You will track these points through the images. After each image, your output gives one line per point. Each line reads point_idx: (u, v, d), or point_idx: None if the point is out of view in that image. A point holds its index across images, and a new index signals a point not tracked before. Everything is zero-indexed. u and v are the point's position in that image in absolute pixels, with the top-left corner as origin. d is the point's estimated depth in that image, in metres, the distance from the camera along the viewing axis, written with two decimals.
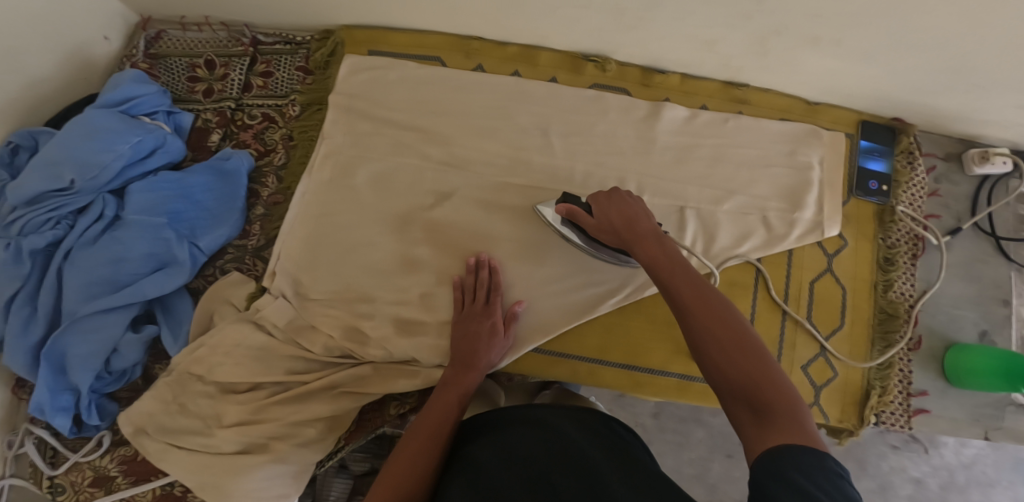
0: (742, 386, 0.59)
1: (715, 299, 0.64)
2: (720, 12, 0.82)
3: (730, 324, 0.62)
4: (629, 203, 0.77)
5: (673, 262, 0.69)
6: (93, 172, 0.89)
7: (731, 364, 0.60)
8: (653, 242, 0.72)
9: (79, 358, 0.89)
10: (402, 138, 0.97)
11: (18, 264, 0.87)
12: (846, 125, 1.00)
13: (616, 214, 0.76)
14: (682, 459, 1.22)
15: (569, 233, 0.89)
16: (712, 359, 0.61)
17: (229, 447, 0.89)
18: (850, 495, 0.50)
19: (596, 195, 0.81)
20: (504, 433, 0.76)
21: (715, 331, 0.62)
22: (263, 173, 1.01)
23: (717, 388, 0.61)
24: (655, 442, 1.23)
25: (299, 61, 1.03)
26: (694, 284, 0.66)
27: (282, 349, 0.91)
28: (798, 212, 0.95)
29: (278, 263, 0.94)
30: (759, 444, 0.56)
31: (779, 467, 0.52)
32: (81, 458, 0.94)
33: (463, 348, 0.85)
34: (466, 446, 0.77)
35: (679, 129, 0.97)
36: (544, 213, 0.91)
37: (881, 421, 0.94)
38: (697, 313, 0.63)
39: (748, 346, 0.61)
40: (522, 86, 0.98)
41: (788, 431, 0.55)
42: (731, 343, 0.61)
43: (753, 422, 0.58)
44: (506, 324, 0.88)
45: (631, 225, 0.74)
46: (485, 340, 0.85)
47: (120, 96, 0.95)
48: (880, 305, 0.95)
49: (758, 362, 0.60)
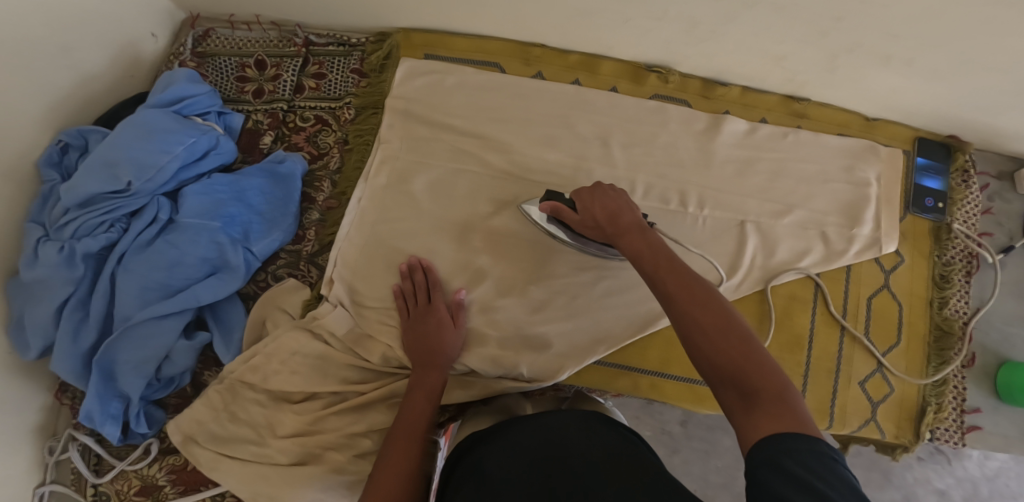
0: (729, 371, 0.58)
1: (698, 287, 0.63)
2: (797, 28, 0.82)
3: (715, 310, 0.62)
4: (613, 197, 0.76)
5: (656, 254, 0.68)
6: (150, 174, 0.86)
7: (716, 350, 0.59)
8: (637, 234, 0.71)
9: (131, 364, 0.86)
10: (461, 145, 0.95)
11: (70, 268, 0.85)
12: (903, 141, 1.00)
13: (599, 210, 0.76)
14: (709, 467, 1.22)
15: (556, 230, 0.87)
16: (698, 346, 0.60)
17: (285, 458, 0.87)
18: (848, 481, 0.48)
19: (579, 190, 0.79)
20: (508, 434, 0.75)
21: (699, 318, 0.61)
22: (316, 178, 0.99)
23: (705, 375, 0.60)
24: (682, 449, 1.22)
25: (353, 63, 1.02)
26: (677, 273, 0.65)
27: (339, 357, 0.89)
28: (856, 227, 0.96)
29: (335, 270, 0.92)
30: (750, 430, 0.54)
31: (775, 457, 0.50)
32: (128, 466, 0.91)
33: (421, 348, 0.86)
34: (473, 452, 0.76)
35: (738, 142, 0.97)
36: (530, 212, 0.90)
37: (936, 437, 0.95)
38: (681, 301, 0.63)
39: (734, 331, 0.60)
40: (583, 95, 0.97)
41: (779, 416, 0.54)
42: (716, 329, 0.60)
43: (743, 409, 0.56)
44: (455, 316, 0.88)
45: (615, 218, 0.74)
46: (437, 334, 0.86)
47: (173, 95, 0.93)
48: (935, 322, 0.96)
49: (744, 347, 0.59)
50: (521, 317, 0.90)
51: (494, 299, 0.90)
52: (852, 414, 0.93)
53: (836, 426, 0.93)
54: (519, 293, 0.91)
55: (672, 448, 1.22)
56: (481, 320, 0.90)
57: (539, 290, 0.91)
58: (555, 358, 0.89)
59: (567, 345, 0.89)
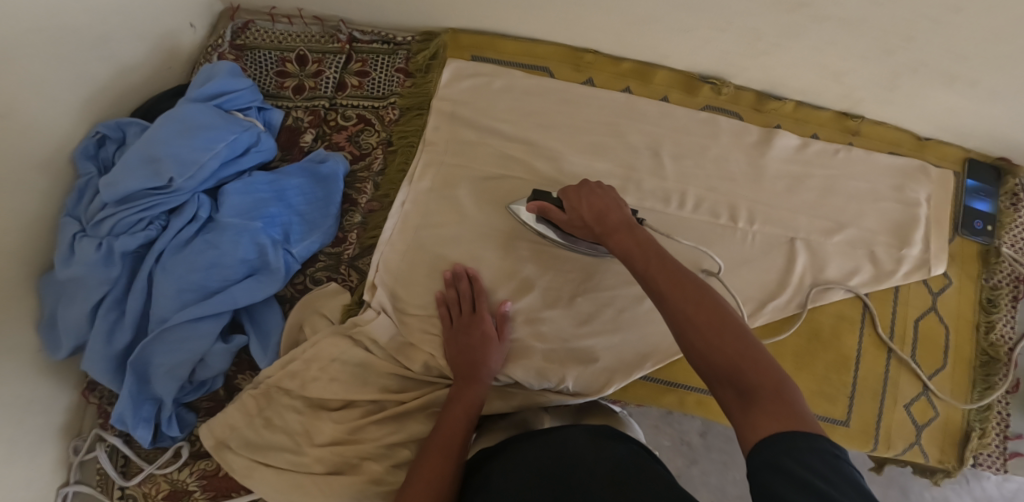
0: (724, 369, 0.57)
1: (690, 283, 0.63)
2: (865, 44, 0.81)
3: (709, 307, 0.60)
4: (600, 195, 0.75)
5: (646, 251, 0.68)
6: (192, 171, 0.83)
7: (710, 348, 0.58)
8: (625, 233, 0.71)
9: (166, 367, 0.84)
10: (508, 150, 0.93)
11: (107, 266, 0.82)
12: (953, 162, 0.99)
13: (586, 207, 0.75)
14: (728, 479, 1.20)
15: (545, 231, 0.87)
16: (692, 344, 0.59)
17: (321, 468, 0.84)
18: (851, 478, 0.47)
19: (566, 189, 0.79)
20: (516, 450, 0.75)
21: (692, 315, 0.60)
22: (358, 179, 0.96)
23: (701, 373, 0.59)
24: (701, 460, 1.21)
25: (398, 62, 0.99)
26: (669, 270, 0.65)
27: (381, 366, 0.87)
28: (906, 248, 0.94)
29: (376, 275, 0.90)
30: (750, 431, 0.53)
31: (775, 457, 0.50)
32: (157, 469, 0.89)
33: (464, 360, 0.84)
34: (486, 470, 0.75)
35: (789, 157, 0.96)
36: (519, 213, 0.88)
37: (978, 462, 0.94)
38: (673, 299, 0.62)
39: (729, 327, 0.59)
40: (634, 104, 0.95)
41: (779, 416, 0.52)
42: (709, 326, 0.59)
43: (741, 408, 0.55)
44: (500, 328, 0.86)
45: (603, 217, 0.73)
46: (481, 348, 0.84)
47: (214, 89, 0.90)
48: (981, 347, 0.94)
49: (737, 343, 0.57)
50: (567, 329, 0.88)
51: (540, 310, 0.89)
52: (897, 437, 0.92)
53: (881, 449, 0.92)
54: (566, 305, 0.89)
55: (691, 458, 1.21)
56: (526, 331, 0.88)
57: (586, 302, 0.89)
58: (602, 372, 0.87)
59: (613, 359, 0.88)
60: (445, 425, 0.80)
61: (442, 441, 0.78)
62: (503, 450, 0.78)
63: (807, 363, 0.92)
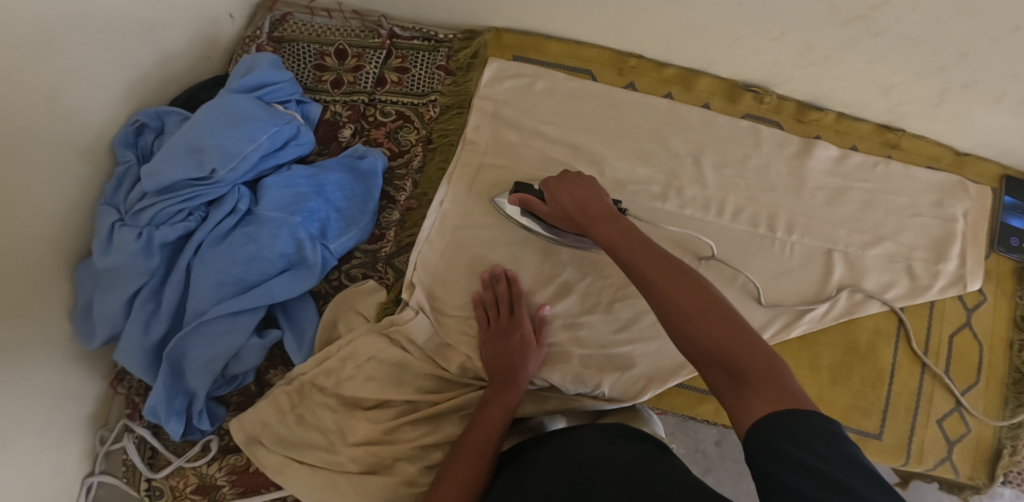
0: (714, 354, 0.57)
1: (676, 271, 0.64)
2: (916, 59, 0.82)
3: (695, 293, 0.61)
4: (581, 185, 0.78)
5: (631, 242, 0.69)
6: (234, 162, 0.82)
7: (696, 333, 0.59)
8: (608, 223, 0.73)
9: (199, 361, 0.83)
10: (551, 153, 0.93)
11: (147, 257, 0.81)
12: (990, 179, 0.99)
13: (567, 198, 0.78)
14: (740, 490, 1.19)
15: (531, 224, 0.88)
16: (681, 330, 0.60)
17: (355, 467, 0.84)
18: (852, 455, 0.47)
19: (547, 180, 0.82)
20: (531, 462, 0.75)
21: (679, 302, 0.61)
22: (398, 176, 0.95)
23: (693, 359, 0.60)
24: (715, 470, 1.21)
25: (439, 59, 0.98)
26: (654, 259, 0.66)
27: (418, 366, 0.86)
28: (942, 263, 0.95)
29: (415, 274, 0.89)
30: (744, 415, 0.53)
31: (775, 441, 0.49)
32: (185, 463, 0.88)
33: (502, 363, 0.84)
34: (505, 481, 0.75)
35: (829, 170, 0.96)
36: (504, 206, 0.89)
37: (1008, 480, 0.93)
38: (660, 286, 0.63)
39: (716, 311, 0.59)
40: (678, 110, 0.96)
41: (771, 398, 0.52)
42: (697, 312, 0.60)
43: (733, 391, 0.55)
44: (539, 332, 0.86)
45: (584, 207, 0.76)
46: (520, 353, 0.84)
47: (256, 80, 0.89)
48: (1014, 364, 0.94)
49: (725, 327, 0.58)
50: (605, 335, 0.88)
51: (579, 315, 0.89)
52: (929, 453, 0.92)
53: (912, 463, 0.92)
54: (604, 310, 0.89)
55: (706, 467, 1.21)
56: (565, 336, 0.88)
57: (626, 308, 0.89)
58: (639, 378, 0.87)
59: (650, 367, 0.88)
60: (480, 425, 0.80)
61: (476, 442, 0.78)
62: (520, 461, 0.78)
63: (843, 377, 0.92)
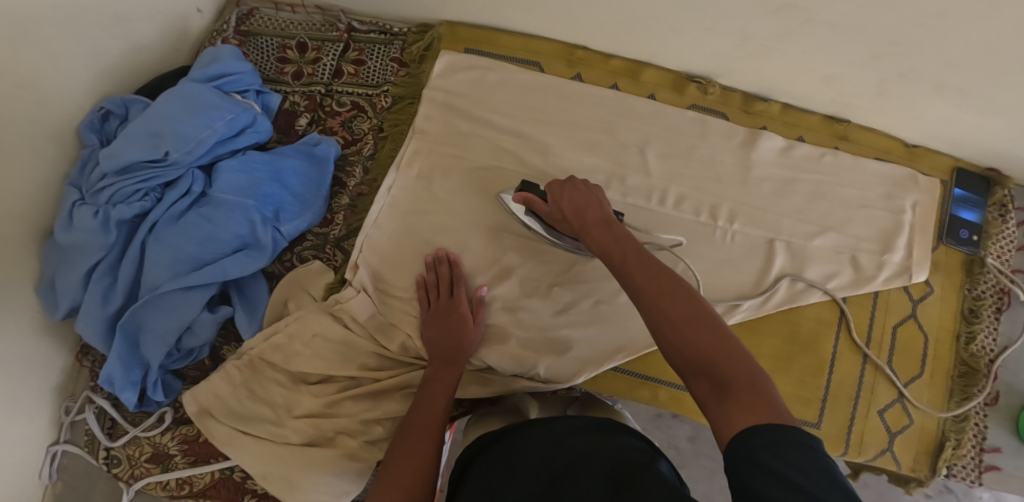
0: (699, 362, 0.58)
1: (665, 277, 0.64)
2: (851, 48, 0.81)
3: (682, 299, 0.62)
4: (583, 192, 0.77)
5: (623, 248, 0.70)
6: (189, 146, 0.87)
7: (682, 341, 0.60)
8: (602, 230, 0.73)
9: (154, 333, 0.88)
10: (499, 142, 0.95)
11: (105, 233, 0.86)
12: (942, 171, 0.98)
13: (568, 202, 0.78)
14: (713, 486, 1.24)
15: (531, 222, 0.89)
16: (666, 338, 0.61)
17: (298, 439, 0.88)
18: (832, 471, 0.48)
19: (552, 183, 0.81)
20: (513, 439, 0.76)
21: (667, 310, 0.62)
22: (349, 163, 0.99)
23: (676, 366, 0.61)
24: (689, 466, 1.24)
25: (393, 52, 1.02)
26: (645, 266, 0.67)
27: (361, 344, 0.90)
28: (888, 254, 0.94)
29: (361, 255, 0.92)
30: (726, 425, 0.54)
31: (754, 451, 0.50)
32: (141, 432, 0.93)
33: (441, 342, 0.86)
34: (481, 457, 0.76)
35: (776, 160, 0.96)
36: (508, 203, 0.90)
37: (952, 473, 0.93)
38: (649, 294, 0.63)
39: (703, 319, 0.60)
40: (624, 101, 0.97)
41: (752, 409, 0.53)
42: (684, 320, 0.60)
43: (716, 400, 0.56)
44: (476, 312, 0.88)
45: (581, 213, 0.76)
46: (458, 330, 0.86)
47: (218, 70, 0.93)
48: (961, 357, 0.94)
49: (711, 335, 0.59)
50: (545, 318, 0.90)
51: (518, 299, 0.91)
52: (869, 443, 0.92)
53: (852, 454, 0.92)
54: (544, 295, 0.91)
55: (680, 463, 1.24)
56: (505, 318, 0.90)
57: (566, 292, 0.91)
58: (575, 361, 0.89)
59: (588, 351, 0.89)
60: (426, 405, 0.82)
61: (423, 422, 0.80)
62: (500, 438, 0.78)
63: (783, 367, 0.92)
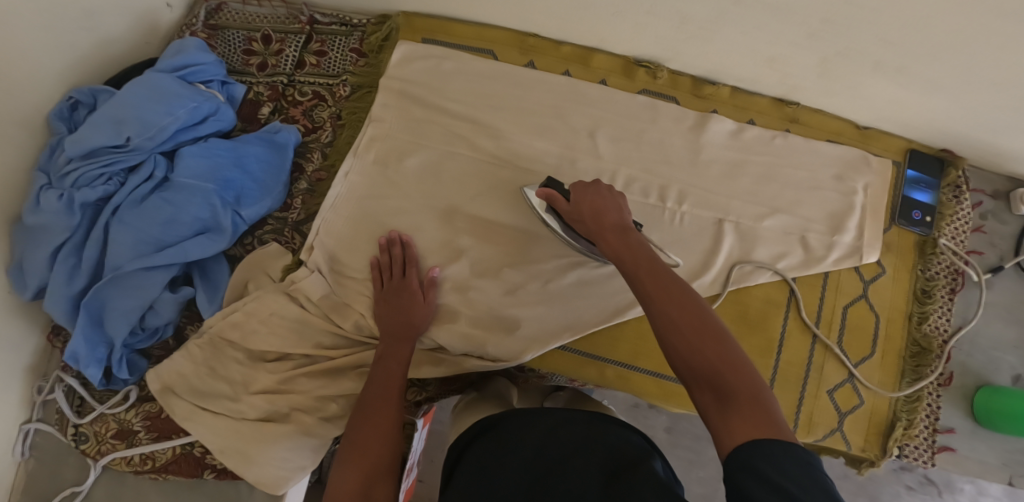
0: (705, 373, 0.58)
1: (678, 286, 0.63)
2: (788, 27, 0.81)
3: (692, 309, 0.61)
4: (603, 196, 0.76)
5: (637, 254, 0.69)
6: (151, 132, 0.91)
7: (689, 350, 0.59)
8: (617, 235, 0.72)
9: (118, 312, 0.91)
10: (453, 128, 0.98)
11: (69, 215, 0.90)
12: (895, 152, 0.99)
13: (588, 205, 0.76)
14: (692, 477, 1.22)
15: (550, 220, 0.87)
16: (673, 346, 0.60)
17: (254, 414, 0.91)
18: (825, 483, 0.48)
19: (576, 184, 0.79)
20: (500, 431, 0.74)
21: (676, 318, 0.61)
22: (308, 149, 1.03)
23: (680, 375, 0.60)
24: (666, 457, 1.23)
25: (353, 43, 1.05)
26: (658, 273, 0.66)
27: (316, 322, 0.93)
28: (839, 235, 0.94)
29: (318, 238, 0.95)
30: (726, 435, 0.54)
31: (752, 459, 0.50)
32: (107, 409, 0.96)
33: (392, 320, 0.88)
34: (469, 449, 0.75)
35: (726, 143, 0.97)
36: (529, 195, 0.90)
37: (903, 454, 0.93)
38: (660, 300, 0.62)
39: (712, 331, 0.59)
40: (576, 87, 0.99)
41: (755, 422, 0.53)
42: (693, 330, 0.60)
43: (718, 411, 0.56)
44: (426, 291, 0.90)
45: (598, 216, 0.74)
46: (408, 307, 0.88)
47: (183, 61, 0.97)
48: (914, 338, 0.94)
49: (720, 348, 0.58)
50: (494, 298, 0.92)
51: (469, 279, 0.93)
52: (819, 423, 0.92)
53: (802, 433, 0.92)
54: (494, 275, 0.93)
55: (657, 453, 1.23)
56: (455, 298, 0.92)
57: (515, 273, 0.92)
58: (522, 340, 0.90)
59: (535, 329, 0.91)
60: (382, 379, 0.83)
61: (379, 391, 0.81)
62: (488, 429, 0.77)
63: None
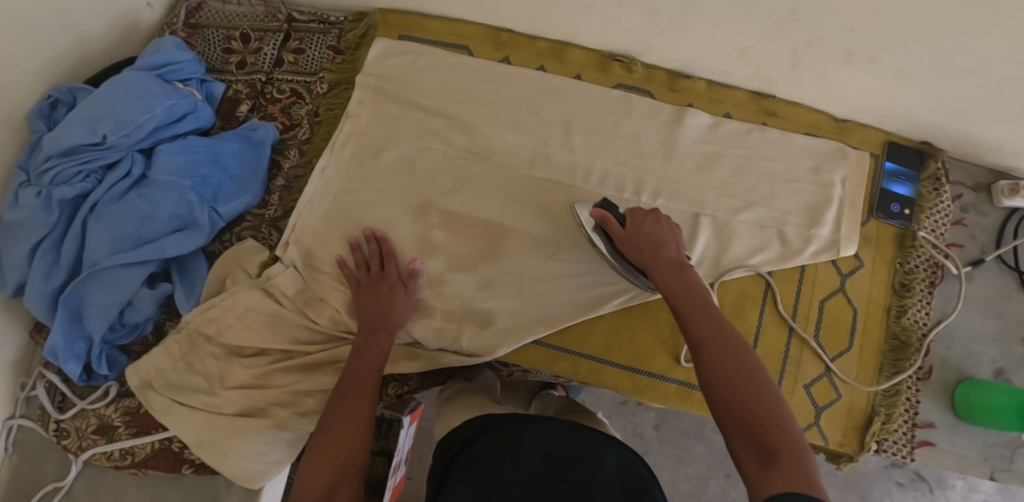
0: (748, 427, 0.59)
1: (732, 337, 0.65)
2: (755, 18, 0.81)
3: (743, 361, 0.63)
4: (662, 227, 0.76)
5: (693, 295, 0.69)
6: (127, 130, 0.92)
7: (738, 403, 0.61)
8: (674, 269, 0.72)
9: (95, 307, 0.92)
10: (426, 123, 0.98)
11: (46, 212, 0.91)
12: (874, 145, 0.98)
13: (645, 235, 0.76)
14: (680, 474, 1.21)
15: (598, 241, 0.87)
16: (720, 395, 0.62)
17: (231, 409, 0.92)
18: None
19: (635, 210, 0.79)
20: (497, 432, 0.72)
21: (727, 369, 0.62)
22: (286, 146, 1.04)
23: (722, 424, 0.62)
24: (653, 454, 1.22)
25: (331, 40, 1.06)
26: (712, 319, 0.66)
27: (291, 317, 0.93)
28: (815, 228, 0.93)
29: (294, 234, 0.96)
30: (764, 491, 0.55)
31: None
32: (87, 405, 0.97)
33: (370, 312, 0.87)
34: (466, 449, 0.73)
35: (701, 136, 0.96)
36: (581, 214, 0.90)
37: (881, 449, 0.93)
38: (713, 349, 0.64)
39: (761, 388, 0.61)
40: (549, 81, 0.99)
41: (797, 484, 0.54)
42: (743, 384, 0.61)
43: (757, 466, 0.57)
44: (405, 283, 0.90)
45: (655, 247, 0.74)
46: (387, 299, 0.88)
47: (160, 60, 0.98)
48: (892, 331, 0.94)
49: (768, 405, 0.60)
50: (467, 293, 0.92)
51: (444, 273, 0.93)
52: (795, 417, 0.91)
53: None
54: (468, 270, 0.93)
55: (645, 450, 1.22)
56: (429, 293, 0.92)
57: (488, 268, 0.93)
58: (496, 334, 0.91)
59: (509, 322, 0.91)
60: (357, 370, 0.81)
61: (354, 382, 0.80)
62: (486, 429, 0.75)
63: None
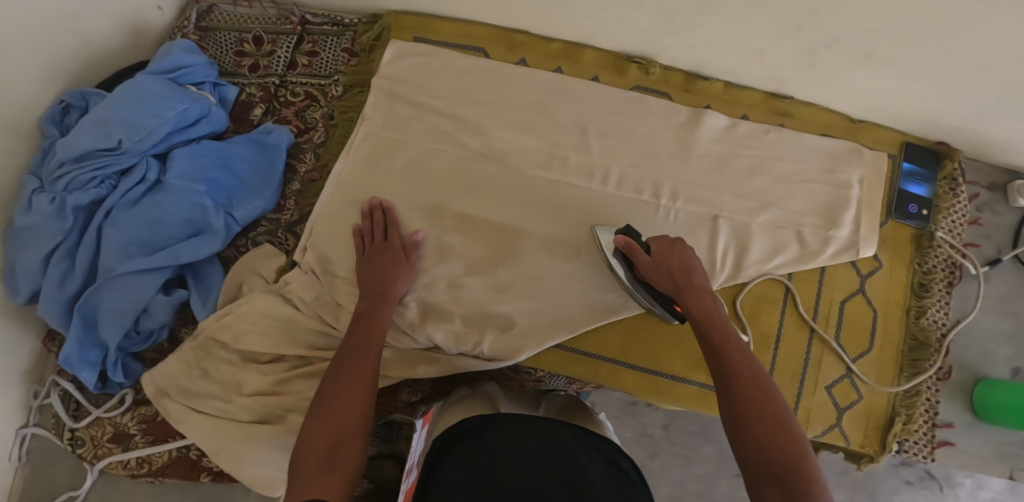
0: (778, 467, 0.62)
1: (764, 379, 0.68)
2: (773, 19, 0.81)
3: (774, 404, 0.66)
4: (690, 256, 0.80)
5: (725, 329, 0.73)
6: (140, 135, 0.91)
7: (770, 443, 0.63)
8: (708, 301, 0.75)
9: (110, 314, 0.91)
10: (440, 126, 0.97)
11: (61, 218, 0.90)
12: (890, 145, 0.98)
13: (675, 261, 0.79)
14: (689, 473, 1.21)
15: (618, 266, 0.87)
16: (751, 432, 0.65)
17: (247, 416, 0.91)
18: None
19: (660, 238, 0.82)
20: (482, 435, 0.70)
21: (761, 408, 0.66)
22: (301, 150, 1.03)
23: (747, 462, 0.64)
24: (662, 455, 1.22)
25: (344, 43, 1.05)
26: (745, 358, 0.70)
27: (305, 322, 0.92)
28: (833, 229, 0.93)
29: (310, 239, 0.94)
30: None
31: None
32: (103, 413, 0.95)
33: (374, 279, 0.86)
34: (451, 452, 0.70)
35: (717, 138, 0.96)
36: (602, 236, 0.89)
37: (903, 449, 0.93)
38: (747, 386, 0.67)
39: (791, 431, 0.65)
40: (564, 83, 0.98)
41: None
42: (777, 425, 0.65)
43: None
44: (410, 253, 0.90)
45: (689, 275, 0.77)
46: (391, 267, 0.87)
47: (172, 64, 0.97)
48: (911, 332, 0.94)
49: (799, 448, 0.63)
50: (484, 296, 0.91)
51: (461, 277, 0.92)
52: (816, 419, 0.91)
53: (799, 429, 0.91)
54: (485, 273, 0.92)
55: (653, 451, 1.21)
56: (447, 297, 0.92)
57: (505, 271, 0.92)
58: (516, 338, 0.90)
59: (527, 326, 0.91)
60: (355, 357, 0.77)
61: (354, 361, 0.77)
62: (471, 432, 0.72)
63: None
